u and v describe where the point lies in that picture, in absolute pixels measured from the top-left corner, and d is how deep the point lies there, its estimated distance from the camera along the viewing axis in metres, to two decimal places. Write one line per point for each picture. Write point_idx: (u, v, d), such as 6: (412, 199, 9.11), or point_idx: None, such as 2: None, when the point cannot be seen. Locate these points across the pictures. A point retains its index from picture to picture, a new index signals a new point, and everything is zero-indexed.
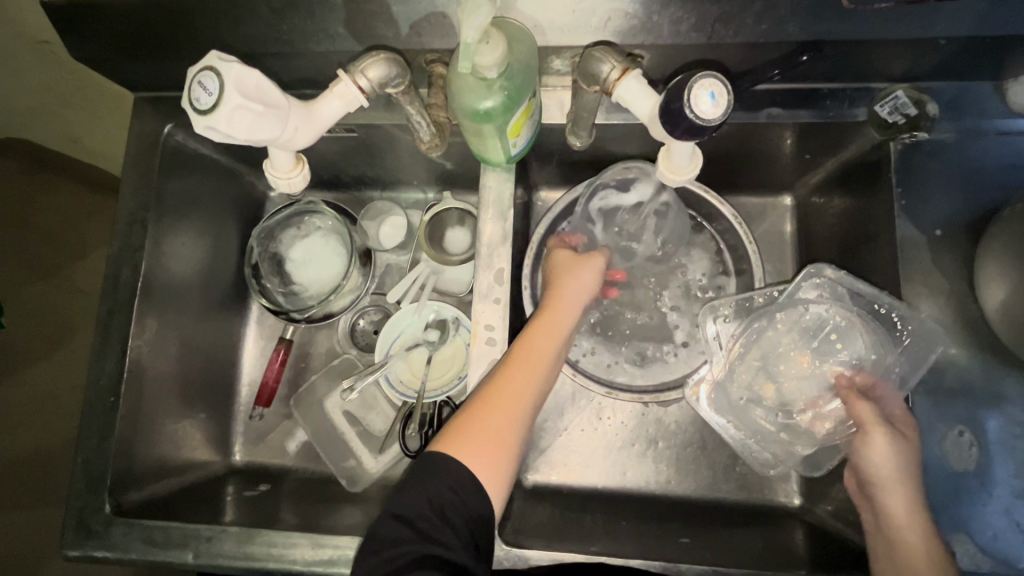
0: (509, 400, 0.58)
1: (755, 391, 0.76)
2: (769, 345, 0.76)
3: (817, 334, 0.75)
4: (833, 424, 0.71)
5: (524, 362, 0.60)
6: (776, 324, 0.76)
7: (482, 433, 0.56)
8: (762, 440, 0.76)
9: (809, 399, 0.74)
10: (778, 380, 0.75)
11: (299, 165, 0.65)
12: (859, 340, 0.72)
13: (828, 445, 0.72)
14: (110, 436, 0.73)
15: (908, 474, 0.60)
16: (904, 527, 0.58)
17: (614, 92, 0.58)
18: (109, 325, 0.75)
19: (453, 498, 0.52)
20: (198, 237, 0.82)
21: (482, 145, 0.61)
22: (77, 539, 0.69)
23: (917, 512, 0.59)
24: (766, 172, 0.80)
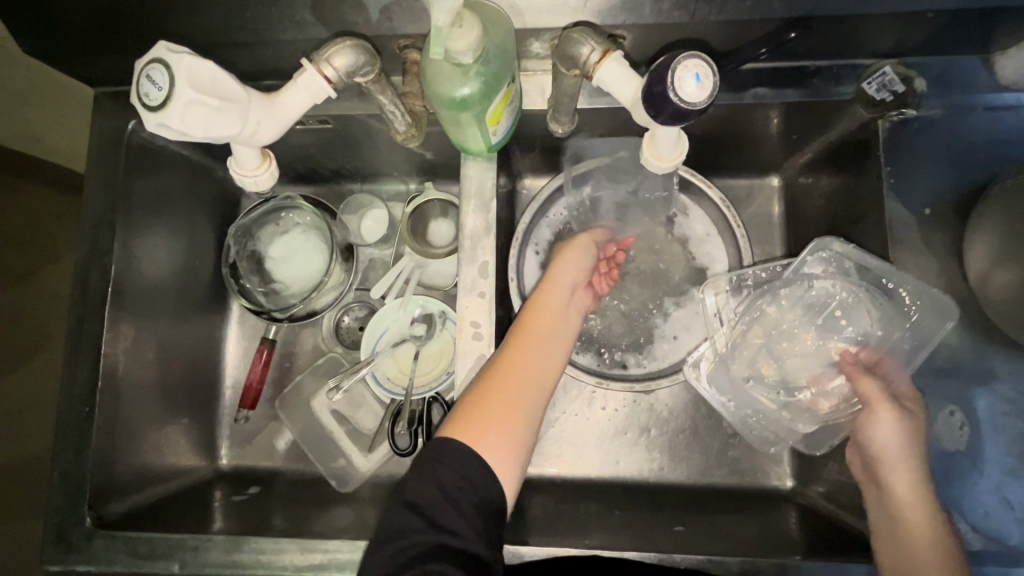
0: (517, 381, 0.58)
1: (756, 368, 0.75)
2: (771, 323, 0.75)
3: (822, 311, 0.73)
4: (836, 402, 0.71)
5: (533, 343, 0.62)
6: (780, 300, 0.75)
7: (494, 415, 0.56)
8: (764, 417, 0.76)
9: (813, 375, 0.73)
10: (782, 360, 0.74)
11: (266, 161, 0.62)
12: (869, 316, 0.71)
13: (830, 423, 0.71)
14: (87, 448, 0.70)
15: (913, 450, 0.60)
16: (906, 506, 0.59)
17: (595, 75, 0.55)
18: (81, 334, 0.71)
19: (463, 484, 0.52)
20: (172, 236, 0.79)
21: (460, 134, 0.59)
22: (57, 554, 0.67)
23: (923, 495, 0.59)
24: (751, 154, 0.79)
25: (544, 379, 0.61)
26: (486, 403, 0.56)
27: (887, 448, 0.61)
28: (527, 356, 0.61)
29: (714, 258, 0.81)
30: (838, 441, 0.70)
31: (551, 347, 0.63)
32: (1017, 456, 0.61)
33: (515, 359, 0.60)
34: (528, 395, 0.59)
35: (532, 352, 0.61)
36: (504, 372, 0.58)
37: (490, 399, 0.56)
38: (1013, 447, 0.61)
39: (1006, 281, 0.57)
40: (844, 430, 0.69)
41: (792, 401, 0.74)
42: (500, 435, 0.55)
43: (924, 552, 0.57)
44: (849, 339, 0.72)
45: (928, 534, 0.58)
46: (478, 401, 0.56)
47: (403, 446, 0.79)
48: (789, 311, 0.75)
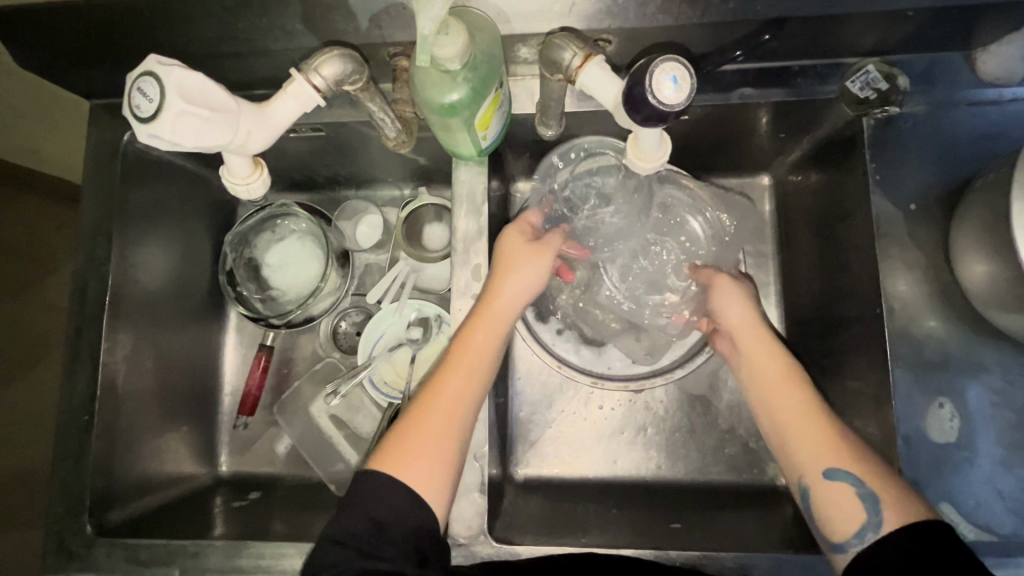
0: (441, 407, 0.58)
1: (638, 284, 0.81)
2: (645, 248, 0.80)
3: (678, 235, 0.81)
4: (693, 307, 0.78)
5: (460, 368, 0.60)
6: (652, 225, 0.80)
7: (416, 443, 0.56)
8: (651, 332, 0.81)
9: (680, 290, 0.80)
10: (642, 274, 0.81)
11: (258, 169, 0.63)
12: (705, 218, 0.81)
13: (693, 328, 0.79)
14: (86, 456, 0.71)
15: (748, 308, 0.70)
16: (763, 358, 0.66)
17: (577, 79, 0.56)
18: (79, 343, 0.72)
19: (393, 511, 0.53)
20: (169, 245, 0.80)
21: (449, 139, 0.59)
22: (58, 563, 0.68)
23: (763, 340, 0.67)
24: (740, 153, 0.80)
25: (475, 397, 0.60)
26: (410, 431, 0.57)
27: (730, 315, 0.70)
28: (454, 379, 0.60)
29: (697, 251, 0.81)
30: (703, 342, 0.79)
31: (482, 370, 0.61)
32: (1007, 446, 0.61)
33: (440, 386, 0.59)
34: (455, 419, 0.58)
35: (458, 375, 0.59)
36: (428, 401, 0.59)
37: (414, 430, 0.57)
38: (1004, 437, 0.61)
39: (993, 273, 0.57)
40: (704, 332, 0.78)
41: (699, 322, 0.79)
42: (425, 464, 0.55)
43: (793, 402, 0.61)
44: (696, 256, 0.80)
45: (778, 369, 0.64)
46: (402, 431, 0.57)
47: None
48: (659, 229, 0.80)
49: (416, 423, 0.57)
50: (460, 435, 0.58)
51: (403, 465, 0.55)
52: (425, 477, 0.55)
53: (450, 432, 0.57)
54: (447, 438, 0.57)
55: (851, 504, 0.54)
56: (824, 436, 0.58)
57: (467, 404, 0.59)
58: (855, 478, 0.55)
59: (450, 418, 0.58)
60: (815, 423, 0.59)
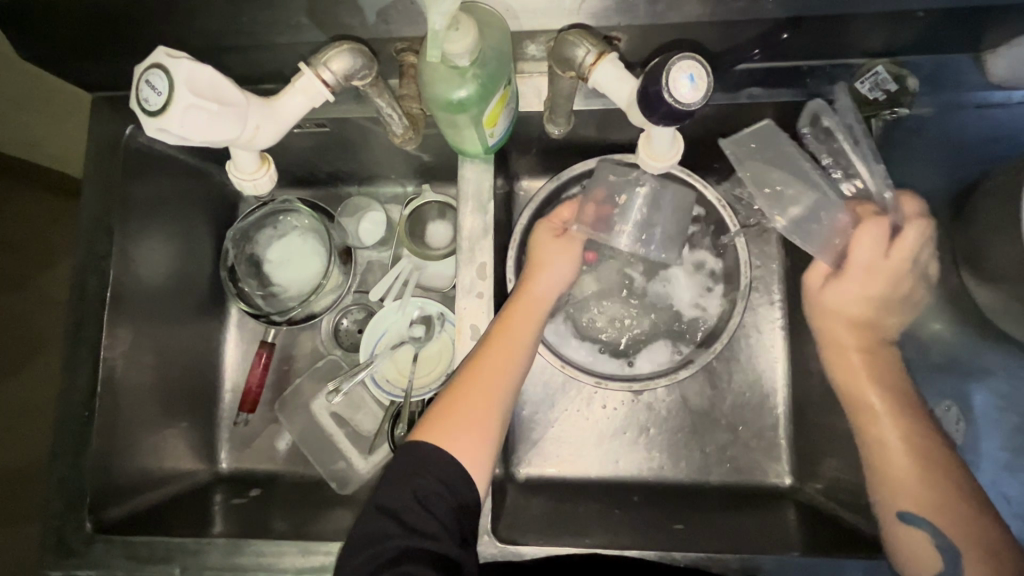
0: (487, 380, 0.59)
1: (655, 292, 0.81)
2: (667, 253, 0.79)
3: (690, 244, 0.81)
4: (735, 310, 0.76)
5: (505, 343, 0.61)
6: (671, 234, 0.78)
7: (462, 416, 0.56)
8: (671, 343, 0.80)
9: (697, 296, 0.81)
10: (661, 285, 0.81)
11: (265, 165, 0.62)
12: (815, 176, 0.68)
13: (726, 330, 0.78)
14: (86, 452, 0.70)
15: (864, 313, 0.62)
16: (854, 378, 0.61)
17: (590, 77, 0.56)
18: (79, 338, 0.71)
19: (440, 488, 0.53)
20: (169, 240, 0.79)
21: (458, 136, 0.59)
22: (58, 559, 0.67)
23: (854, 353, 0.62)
24: None
25: (518, 376, 0.61)
26: (456, 402, 0.57)
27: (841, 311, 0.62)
28: (500, 354, 0.60)
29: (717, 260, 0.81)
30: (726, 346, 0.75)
31: (525, 348, 0.62)
32: (1012, 450, 0.61)
33: (487, 358, 0.60)
34: (499, 394, 0.59)
35: (499, 355, 0.60)
36: (475, 373, 0.59)
37: (461, 402, 0.57)
38: (1009, 441, 0.61)
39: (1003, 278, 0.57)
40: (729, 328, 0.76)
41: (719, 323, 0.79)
42: (470, 438, 0.56)
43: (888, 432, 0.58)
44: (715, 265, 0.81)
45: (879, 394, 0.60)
46: (448, 402, 0.58)
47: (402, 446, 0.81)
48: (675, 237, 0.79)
49: (464, 395, 0.58)
50: (501, 417, 0.59)
51: (451, 438, 0.55)
52: (472, 450, 0.56)
53: (495, 406, 0.58)
54: (492, 412, 0.58)
55: (929, 553, 0.56)
56: (921, 479, 0.57)
57: (510, 380, 0.60)
58: (933, 526, 0.56)
59: (495, 393, 0.58)
60: (900, 449, 0.58)
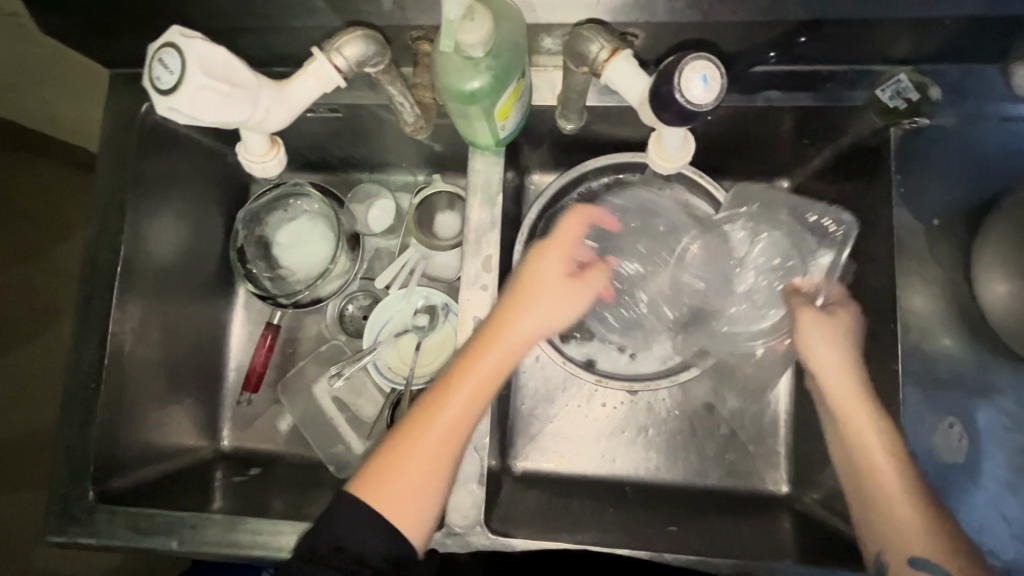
0: (444, 427, 0.56)
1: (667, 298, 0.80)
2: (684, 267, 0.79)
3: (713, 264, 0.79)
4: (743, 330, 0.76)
5: (470, 388, 0.57)
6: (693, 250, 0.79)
7: (405, 465, 0.55)
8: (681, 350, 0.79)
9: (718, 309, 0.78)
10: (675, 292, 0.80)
11: (274, 147, 0.63)
12: (772, 251, 0.77)
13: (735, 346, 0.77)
14: (92, 423, 0.71)
15: (848, 356, 0.63)
16: (850, 409, 0.61)
17: (603, 74, 0.56)
18: (89, 311, 0.73)
19: (376, 530, 0.53)
20: (181, 219, 0.80)
21: (469, 127, 0.58)
22: (60, 525, 0.69)
23: (855, 388, 0.61)
24: (760, 157, 0.79)
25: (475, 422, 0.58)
26: (404, 448, 0.56)
27: (825, 375, 0.63)
28: (462, 399, 0.57)
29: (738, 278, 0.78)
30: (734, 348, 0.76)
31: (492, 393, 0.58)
32: (1014, 470, 0.60)
33: (447, 403, 0.57)
34: (454, 442, 0.56)
35: (468, 400, 0.57)
36: (432, 418, 0.56)
37: (409, 448, 0.56)
38: (1012, 461, 0.60)
39: None
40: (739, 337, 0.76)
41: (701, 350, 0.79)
42: (410, 489, 0.55)
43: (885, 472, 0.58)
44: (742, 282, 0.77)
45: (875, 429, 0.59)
46: (399, 445, 0.56)
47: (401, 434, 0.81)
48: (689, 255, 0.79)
49: (415, 443, 0.56)
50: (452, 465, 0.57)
51: (392, 487, 0.54)
52: (411, 500, 0.55)
53: (445, 457, 0.56)
54: (440, 461, 0.56)
55: None
56: (931, 533, 0.56)
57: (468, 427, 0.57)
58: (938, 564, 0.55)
59: (448, 442, 0.56)
60: (907, 505, 0.57)
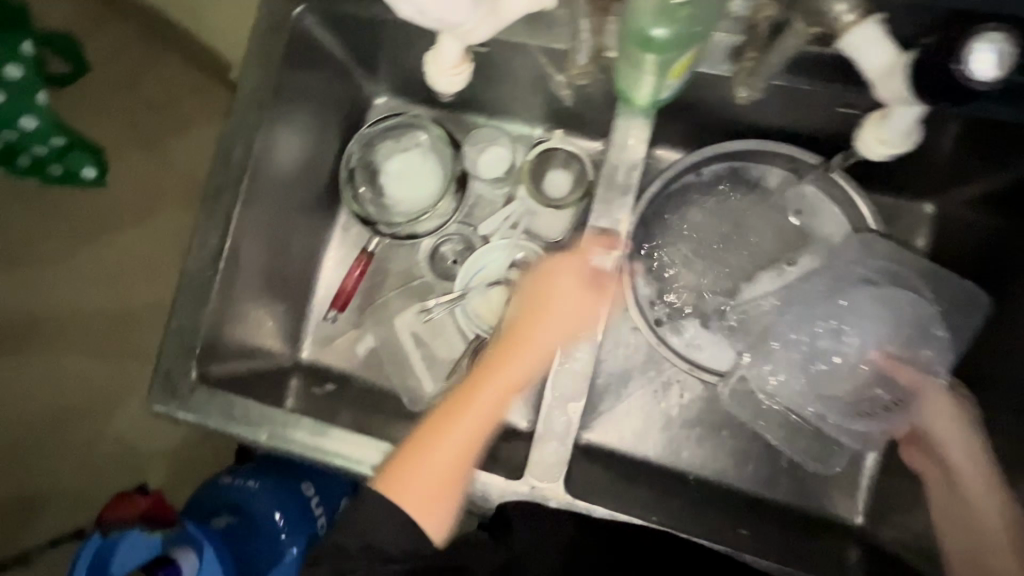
0: (465, 447, 0.56)
1: (790, 323, 0.76)
2: (804, 296, 0.76)
3: (827, 301, 0.76)
4: (855, 386, 0.75)
5: (470, 407, 0.56)
6: (826, 283, 0.76)
7: (434, 472, 0.55)
8: (794, 371, 0.76)
9: (840, 341, 0.75)
10: (801, 315, 0.76)
11: (463, 63, 0.61)
12: (886, 322, 0.74)
13: (850, 401, 0.75)
14: (204, 309, 0.74)
15: (971, 431, 0.65)
16: (983, 492, 0.62)
17: (843, 37, 0.51)
18: (216, 201, 0.75)
19: (400, 527, 0.54)
20: (305, 130, 0.81)
21: (632, 82, 0.55)
22: (163, 396, 0.72)
23: (991, 475, 0.62)
24: (911, 172, 0.73)
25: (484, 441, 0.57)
26: (430, 459, 0.55)
27: (952, 451, 0.65)
28: (478, 419, 0.56)
29: (863, 313, 0.75)
30: (840, 409, 0.75)
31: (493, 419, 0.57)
32: None
33: (458, 414, 0.56)
34: (467, 457, 0.56)
35: (472, 417, 0.56)
36: (455, 429, 0.56)
37: (428, 456, 0.55)
38: None
39: None
40: (847, 396, 0.75)
41: (757, 384, 0.77)
42: (433, 494, 0.55)
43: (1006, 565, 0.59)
44: (857, 327, 0.75)
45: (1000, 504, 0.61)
46: (418, 453, 0.55)
47: (480, 380, 0.83)
48: (819, 292, 0.76)
49: (441, 456, 0.55)
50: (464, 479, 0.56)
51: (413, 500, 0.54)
52: (432, 509, 0.55)
53: (461, 472, 0.56)
54: (458, 477, 0.56)
55: None
56: None
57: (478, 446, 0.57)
58: None
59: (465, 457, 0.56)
60: None
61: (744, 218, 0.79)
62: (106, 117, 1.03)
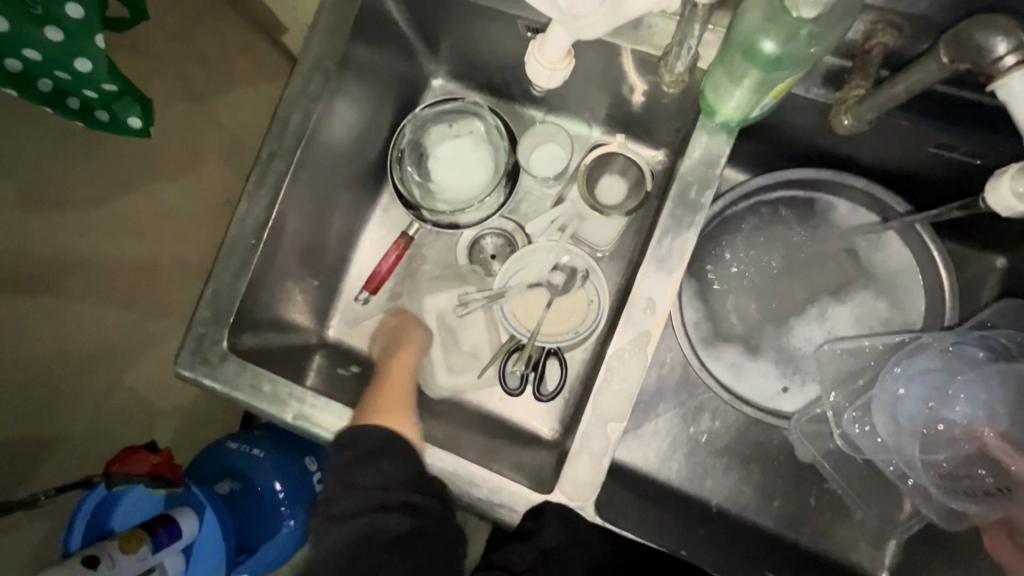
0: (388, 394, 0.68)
1: (900, 386, 0.70)
2: (924, 366, 0.69)
3: (948, 373, 0.69)
4: (952, 458, 0.68)
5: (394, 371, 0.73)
6: (953, 351, 0.68)
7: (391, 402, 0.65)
8: (885, 431, 0.71)
9: (942, 408, 0.69)
10: (909, 377, 0.70)
11: (566, 58, 0.59)
12: (1006, 402, 0.67)
13: (945, 476, 0.68)
14: (243, 278, 0.72)
15: None
16: None
17: (998, 80, 0.43)
18: (267, 168, 0.72)
19: (382, 476, 0.57)
20: (362, 104, 0.79)
21: (724, 95, 0.52)
22: (191, 362, 0.70)
23: None
24: (986, 225, 0.70)
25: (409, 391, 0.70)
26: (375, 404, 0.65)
27: None
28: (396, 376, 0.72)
29: (977, 387, 0.68)
30: (930, 479, 0.69)
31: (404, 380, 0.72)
32: None
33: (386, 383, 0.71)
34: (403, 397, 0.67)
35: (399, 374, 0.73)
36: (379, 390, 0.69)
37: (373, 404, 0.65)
38: None
39: None
40: (943, 466, 0.68)
41: (839, 427, 0.74)
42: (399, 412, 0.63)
43: None
44: (965, 397, 0.68)
45: None
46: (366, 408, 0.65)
47: (512, 384, 0.81)
48: (945, 362, 0.69)
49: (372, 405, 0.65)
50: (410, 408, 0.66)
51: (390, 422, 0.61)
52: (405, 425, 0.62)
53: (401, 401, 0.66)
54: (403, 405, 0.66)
55: None
56: None
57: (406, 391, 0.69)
58: None
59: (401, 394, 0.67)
60: None
61: (813, 251, 0.75)
62: (148, 65, 0.90)
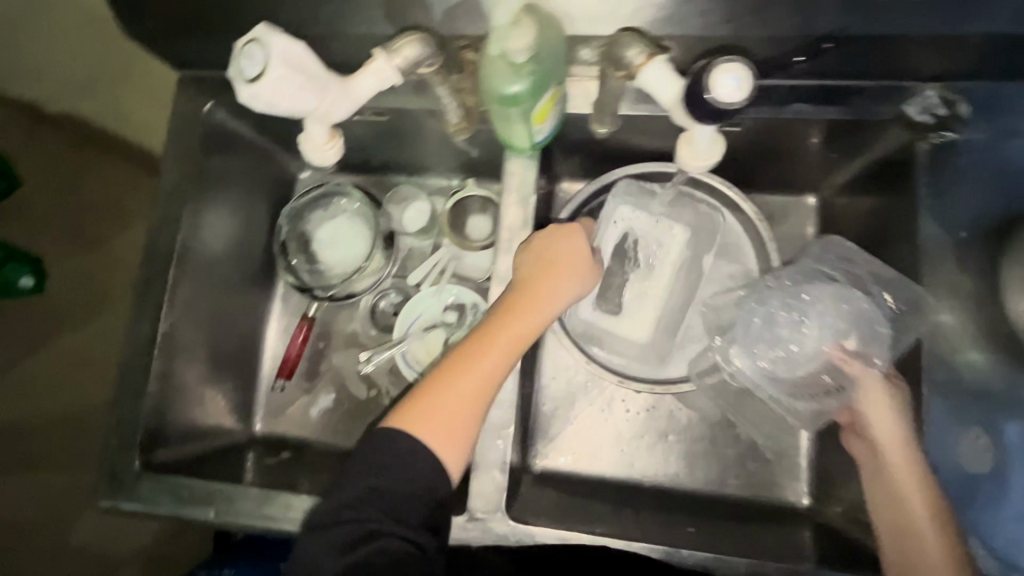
0: (471, 381, 0.58)
1: (749, 318, 0.78)
2: (767, 304, 0.78)
3: (788, 297, 0.78)
4: (810, 374, 0.76)
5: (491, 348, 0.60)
6: (783, 281, 0.78)
7: (449, 411, 0.56)
8: (750, 361, 0.78)
9: (791, 329, 0.77)
10: (756, 309, 0.78)
11: (333, 139, 0.69)
12: (841, 317, 0.75)
13: (807, 391, 0.76)
14: (144, 396, 0.77)
15: (907, 425, 0.64)
16: (899, 475, 0.63)
17: (637, 75, 0.63)
18: (146, 291, 0.79)
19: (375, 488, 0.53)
20: (232, 213, 0.85)
21: (505, 130, 0.61)
22: (110, 490, 0.74)
23: (913, 462, 0.62)
24: (791, 170, 0.81)
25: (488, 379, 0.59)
26: (436, 390, 0.57)
27: (879, 440, 0.65)
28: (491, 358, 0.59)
29: (820, 312, 0.76)
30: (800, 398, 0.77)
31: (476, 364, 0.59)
32: None
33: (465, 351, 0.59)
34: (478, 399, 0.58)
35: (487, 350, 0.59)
36: (436, 379, 0.58)
37: (428, 394, 0.57)
38: None
39: None
40: (807, 381, 0.76)
41: (721, 368, 0.80)
42: (441, 421, 0.56)
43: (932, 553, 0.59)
44: (811, 318, 0.77)
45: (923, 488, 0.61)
46: (416, 397, 0.57)
47: None
48: (785, 293, 0.78)
49: (432, 390, 0.57)
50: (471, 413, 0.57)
51: (421, 428, 0.55)
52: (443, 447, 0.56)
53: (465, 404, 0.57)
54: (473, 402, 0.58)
55: None
56: None
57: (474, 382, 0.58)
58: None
59: (479, 396, 0.58)
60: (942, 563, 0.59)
61: None
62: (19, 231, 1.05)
